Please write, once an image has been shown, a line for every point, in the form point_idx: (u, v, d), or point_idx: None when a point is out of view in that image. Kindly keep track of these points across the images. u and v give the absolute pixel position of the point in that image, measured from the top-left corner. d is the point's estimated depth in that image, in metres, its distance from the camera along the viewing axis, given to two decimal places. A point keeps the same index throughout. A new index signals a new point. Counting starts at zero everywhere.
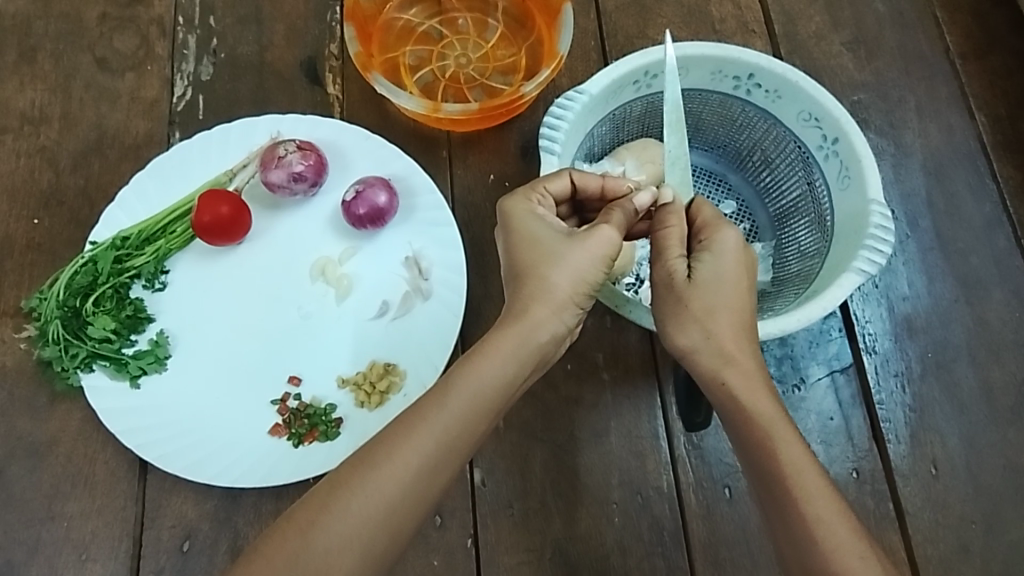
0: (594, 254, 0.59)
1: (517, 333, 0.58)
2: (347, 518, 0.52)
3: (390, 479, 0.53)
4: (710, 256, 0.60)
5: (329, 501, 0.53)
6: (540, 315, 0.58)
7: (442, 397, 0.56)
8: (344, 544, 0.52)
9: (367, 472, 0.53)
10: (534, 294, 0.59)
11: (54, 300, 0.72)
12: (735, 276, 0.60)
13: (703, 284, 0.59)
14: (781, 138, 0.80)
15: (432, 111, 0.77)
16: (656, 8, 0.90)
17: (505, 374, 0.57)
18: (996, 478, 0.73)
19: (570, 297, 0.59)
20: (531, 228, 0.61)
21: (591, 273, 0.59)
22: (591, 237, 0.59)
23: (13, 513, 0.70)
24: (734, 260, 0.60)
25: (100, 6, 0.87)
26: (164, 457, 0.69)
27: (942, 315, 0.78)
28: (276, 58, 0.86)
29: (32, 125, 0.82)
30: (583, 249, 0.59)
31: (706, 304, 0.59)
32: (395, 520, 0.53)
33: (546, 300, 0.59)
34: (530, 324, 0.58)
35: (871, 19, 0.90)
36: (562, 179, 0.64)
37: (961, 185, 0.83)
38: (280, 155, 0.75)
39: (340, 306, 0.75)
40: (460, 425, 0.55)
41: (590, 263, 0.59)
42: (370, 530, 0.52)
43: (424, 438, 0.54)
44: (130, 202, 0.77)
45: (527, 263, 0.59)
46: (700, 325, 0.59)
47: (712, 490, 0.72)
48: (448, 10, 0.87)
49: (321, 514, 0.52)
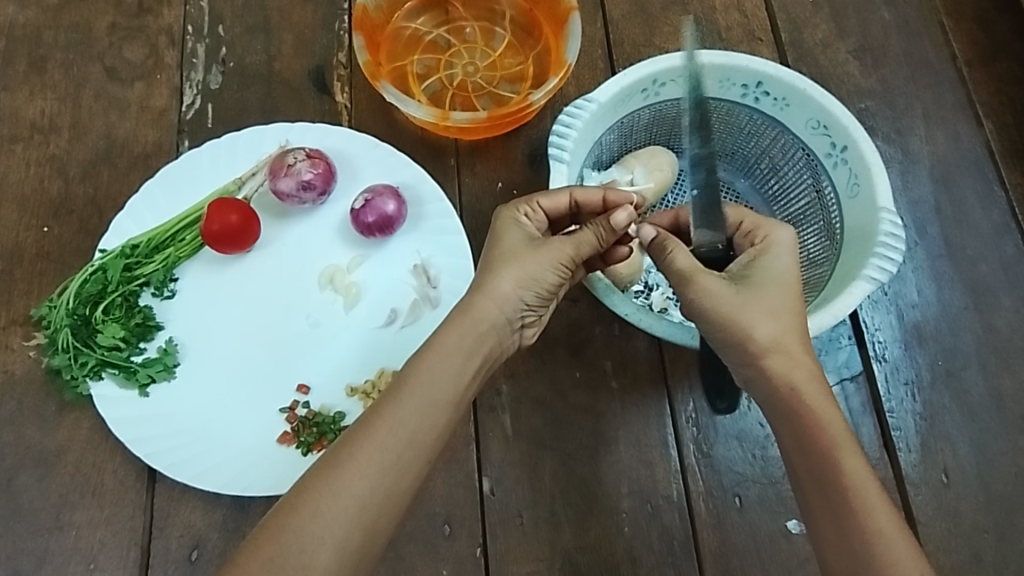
0: (545, 260, 0.61)
1: (460, 325, 0.59)
2: (319, 519, 0.52)
3: (358, 477, 0.53)
4: (769, 253, 0.60)
5: (299, 503, 0.52)
6: (480, 307, 0.60)
7: (397, 392, 0.56)
8: (318, 544, 0.51)
9: (333, 471, 0.53)
10: (479, 286, 0.60)
11: (64, 308, 0.72)
12: (796, 275, 0.60)
13: (763, 277, 0.59)
14: (789, 146, 0.80)
15: (441, 119, 0.77)
16: (663, 17, 0.90)
17: (454, 366, 0.58)
18: (1008, 486, 0.72)
19: (513, 293, 0.61)
20: (502, 230, 0.63)
21: (539, 276, 0.61)
22: (546, 244, 0.62)
23: (21, 522, 0.70)
24: (793, 259, 0.60)
25: (109, 16, 0.88)
26: (172, 466, 0.69)
27: (952, 322, 0.78)
28: (284, 67, 0.86)
29: (42, 134, 0.82)
30: (535, 253, 0.61)
31: (774, 298, 0.58)
32: (368, 516, 0.53)
33: (491, 294, 0.60)
34: (473, 317, 0.60)
35: (877, 27, 0.90)
36: (560, 197, 0.65)
37: (969, 192, 0.83)
38: (289, 163, 0.75)
39: (348, 313, 0.75)
40: (418, 420, 0.56)
41: (539, 267, 0.61)
42: (344, 528, 0.52)
43: (383, 435, 0.54)
44: (139, 211, 0.77)
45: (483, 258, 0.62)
46: (775, 318, 0.57)
47: (722, 499, 0.72)
48: (456, 20, 0.87)
49: (294, 517, 0.52)
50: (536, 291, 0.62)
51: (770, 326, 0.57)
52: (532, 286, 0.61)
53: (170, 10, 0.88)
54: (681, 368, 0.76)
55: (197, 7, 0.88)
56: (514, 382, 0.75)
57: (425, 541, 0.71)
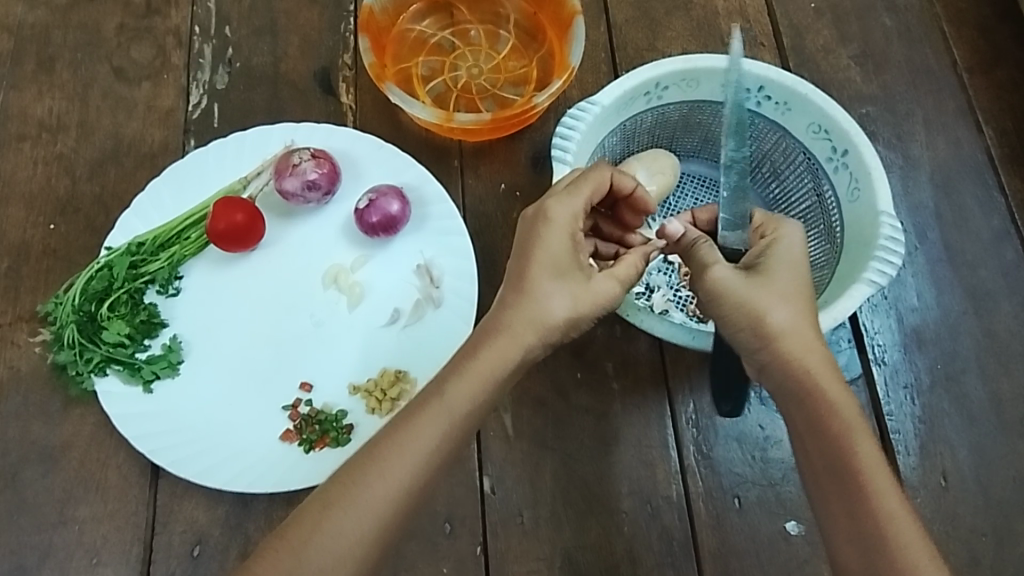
0: (597, 303, 0.60)
1: (505, 354, 0.57)
2: (340, 538, 0.52)
3: (384, 499, 0.53)
4: (777, 245, 0.61)
5: (321, 520, 0.53)
6: (527, 339, 0.58)
7: (435, 411, 0.55)
8: (338, 563, 0.52)
9: (358, 489, 0.53)
10: (533, 316, 0.58)
11: (69, 305, 0.72)
12: (804, 263, 0.61)
13: (773, 265, 0.60)
14: (790, 150, 0.81)
15: (445, 120, 0.78)
16: (666, 22, 0.91)
17: (491, 391, 0.57)
18: (1006, 490, 0.73)
19: (559, 330, 0.59)
20: (565, 246, 0.60)
21: (585, 317, 0.60)
22: (602, 283, 0.60)
23: (25, 517, 0.70)
24: (801, 246, 0.61)
25: (118, 17, 0.89)
26: (176, 462, 0.69)
27: (951, 326, 0.79)
28: (290, 68, 0.87)
29: (50, 132, 0.83)
30: (592, 294, 0.60)
31: (785, 284, 0.59)
32: (387, 535, 0.53)
33: (539, 329, 0.58)
34: (519, 347, 0.58)
35: (879, 33, 0.91)
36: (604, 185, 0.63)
37: (969, 198, 0.84)
38: (295, 163, 0.76)
39: (352, 312, 0.76)
40: (450, 442, 0.55)
41: (589, 309, 0.60)
42: (364, 549, 0.53)
43: (415, 456, 0.54)
44: (146, 209, 0.78)
45: (535, 275, 0.59)
46: (785, 304, 0.58)
47: (722, 500, 0.72)
48: (460, 23, 0.88)
49: (315, 534, 0.52)
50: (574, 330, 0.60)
51: (784, 311, 0.58)
52: (578, 322, 0.60)
53: (177, 11, 0.89)
54: (682, 369, 0.76)
55: (205, 8, 0.89)
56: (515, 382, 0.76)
57: (426, 539, 0.71)
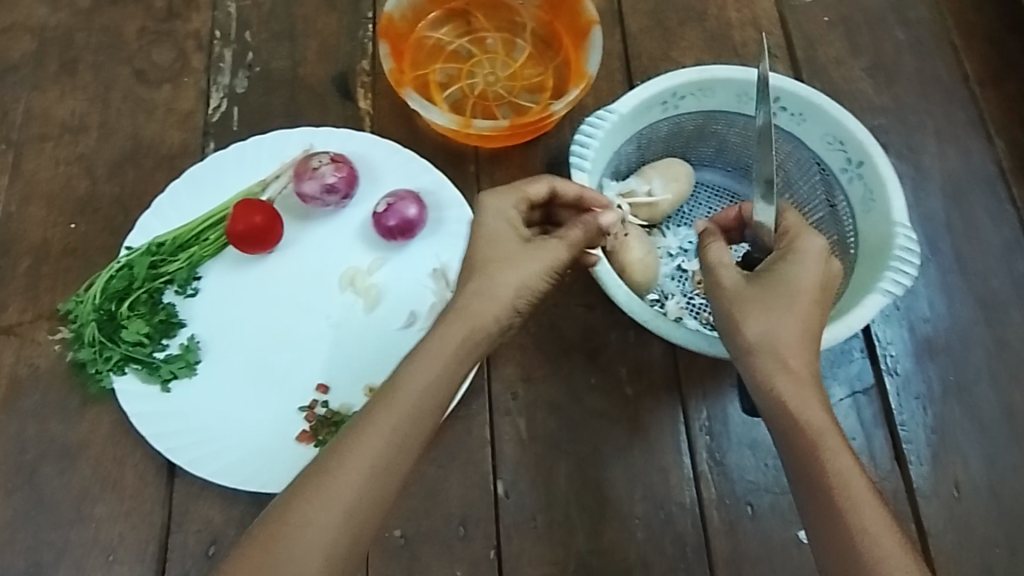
0: (540, 266, 0.60)
1: (457, 329, 0.57)
2: (308, 528, 0.51)
3: (346, 485, 0.52)
4: (796, 263, 0.59)
5: (288, 511, 0.51)
6: (481, 311, 0.58)
7: (388, 395, 0.54)
8: (306, 554, 0.50)
9: (321, 480, 0.52)
10: (477, 289, 0.59)
11: (90, 303, 0.73)
12: (811, 298, 0.58)
13: (778, 280, 0.58)
14: (803, 160, 0.82)
15: (463, 126, 0.78)
16: (680, 32, 0.92)
17: (446, 371, 0.56)
18: (1018, 500, 0.73)
19: (511, 298, 0.59)
20: (493, 226, 0.61)
21: (533, 282, 0.60)
22: (542, 245, 0.61)
23: (41, 514, 0.70)
24: (816, 267, 0.59)
25: (140, 20, 0.90)
26: (192, 461, 0.70)
27: (963, 336, 0.79)
28: (309, 73, 0.87)
29: (72, 133, 0.84)
30: (532, 258, 0.60)
31: (779, 299, 0.57)
32: (355, 523, 0.52)
33: (488, 297, 0.59)
34: (470, 324, 0.58)
35: (890, 46, 0.92)
36: (541, 184, 0.65)
37: (980, 210, 0.84)
38: (314, 166, 0.77)
39: (369, 315, 0.76)
40: (410, 424, 0.54)
41: (535, 273, 0.60)
42: (333, 536, 0.51)
43: (375, 441, 0.53)
44: (165, 210, 0.78)
45: (480, 256, 0.60)
46: (770, 318, 0.57)
47: (735, 507, 0.72)
48: (477, 30, 0.89)
49: (283, 527, 0.51)
50: (531, 300, 0.60)
51: (762, 325, 0.57)
52: (529, 287, 0.60)
53: (198, 15, 0.90)
54: (695, 376, 0.77)
55: (225, 12, 0.90)
56: (530, 386, 0.76)
57: (440, 541, 0.71)
